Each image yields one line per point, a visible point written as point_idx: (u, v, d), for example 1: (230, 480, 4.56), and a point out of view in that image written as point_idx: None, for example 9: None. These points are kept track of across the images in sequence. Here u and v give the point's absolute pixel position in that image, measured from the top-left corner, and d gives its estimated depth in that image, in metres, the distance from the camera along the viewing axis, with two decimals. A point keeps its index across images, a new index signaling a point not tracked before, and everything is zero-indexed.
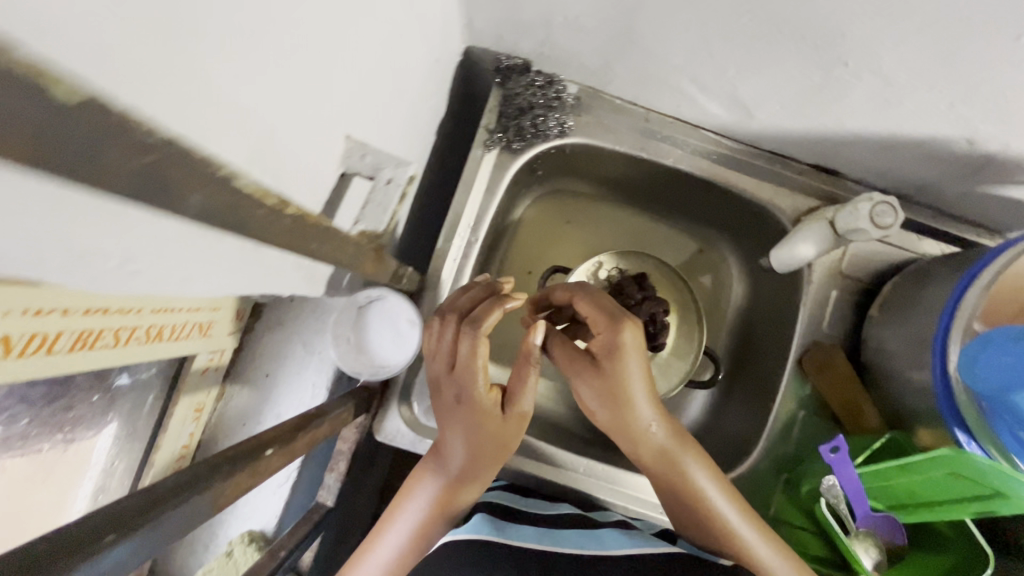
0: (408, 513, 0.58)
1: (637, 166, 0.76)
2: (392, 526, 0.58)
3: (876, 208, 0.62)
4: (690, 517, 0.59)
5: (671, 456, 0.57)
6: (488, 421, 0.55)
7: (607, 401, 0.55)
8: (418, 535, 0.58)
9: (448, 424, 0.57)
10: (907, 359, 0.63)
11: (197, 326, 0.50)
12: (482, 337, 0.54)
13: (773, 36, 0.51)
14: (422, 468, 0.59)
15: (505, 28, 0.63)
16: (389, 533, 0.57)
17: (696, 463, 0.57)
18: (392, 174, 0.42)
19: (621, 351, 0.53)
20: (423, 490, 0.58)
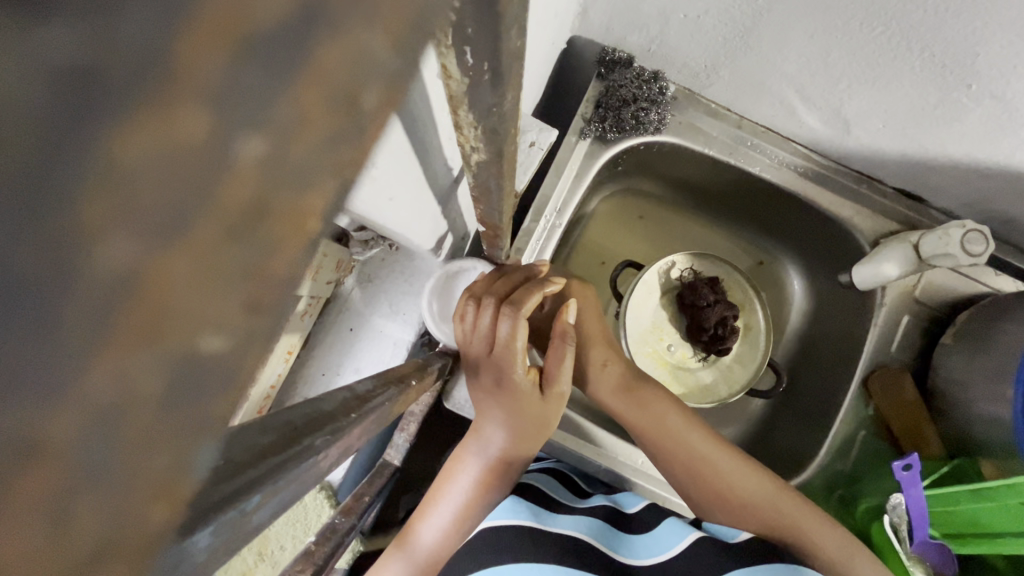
0: (457, 486, 0.57)
1: (719, 171, 0.77)
2: (442, 498, 0.57)
3: (967, 235, 0.63)
4: (734, 509, 0.60)
5: (663, 417, 0.62)
6: (530, 399, 0.55)
7: (580, 347, 0.65)
8: (470, 510, 0.57)
9: (491, 403, 0.56)
10: (981, 388, 0.63)
11: (310, 268, 0.51)
12: (525, 320, 0.52)
13: (900, 52, 0.52)
14: (465, 446, 0.58)
15: (619, 20, 0.64)
16: (440, 505, 0.57)
17: (680, 414, 0.63)
18: (535, 137, 0.43)
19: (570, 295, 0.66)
20: (470, 466, 0.57)
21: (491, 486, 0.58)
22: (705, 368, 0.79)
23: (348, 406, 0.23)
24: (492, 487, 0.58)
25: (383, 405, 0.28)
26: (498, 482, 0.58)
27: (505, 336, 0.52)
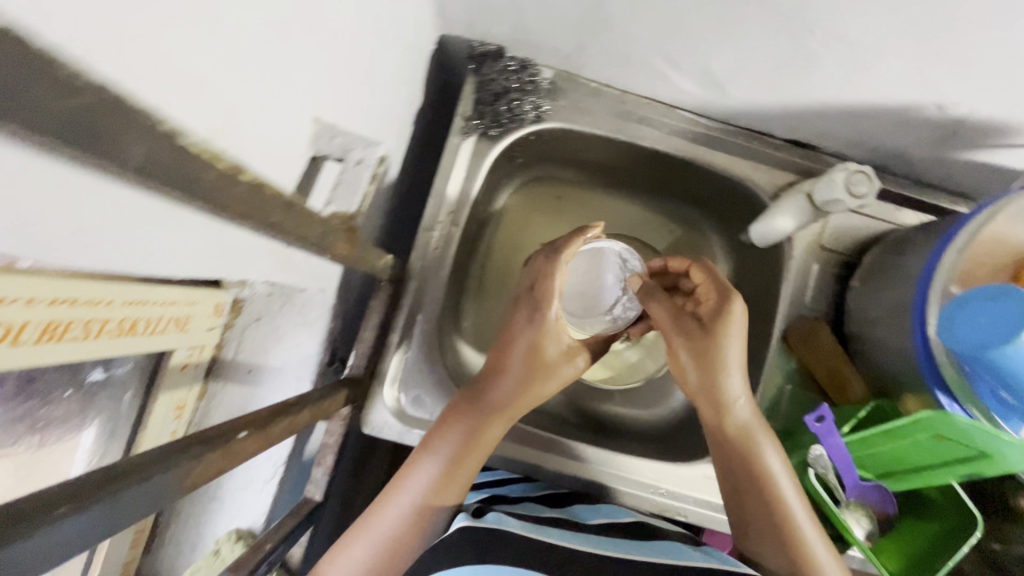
0: (436, 454, 0.57)
1: (615, 149, 0.76)
2: (417, 466, 0.57)
3: (851, 177, 0.63)
4: (754, 501, 0.55)
5: (747, 429, 0.57)
6: (548, 346, 0.60)
7: (700, 363, 0.57)
8: (444, 482, 0.56)
9: (508, 348, 0.60)
10: (889, 326, 0.64)
11: (174, 320, 0.49)
12: (558, 268, 0.62)
13: (740, 8, 0.51)
14: (458, 407, 0.60)
15: (476, 13, 0.63)
16: (415, 476, 0.56)
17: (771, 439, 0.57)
18: (361, 155, 0.42)
19: (728, 316, 0.58)
20: (457, 429, 0.58)
21: (471, 454, 0.57)
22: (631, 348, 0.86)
23: (78, 493, 0.22)
24: (473, 455, 0.58)
25: (167, 473, 0.27)
26: (479, 449, 0.58)
27: (545, 283, 0.62)
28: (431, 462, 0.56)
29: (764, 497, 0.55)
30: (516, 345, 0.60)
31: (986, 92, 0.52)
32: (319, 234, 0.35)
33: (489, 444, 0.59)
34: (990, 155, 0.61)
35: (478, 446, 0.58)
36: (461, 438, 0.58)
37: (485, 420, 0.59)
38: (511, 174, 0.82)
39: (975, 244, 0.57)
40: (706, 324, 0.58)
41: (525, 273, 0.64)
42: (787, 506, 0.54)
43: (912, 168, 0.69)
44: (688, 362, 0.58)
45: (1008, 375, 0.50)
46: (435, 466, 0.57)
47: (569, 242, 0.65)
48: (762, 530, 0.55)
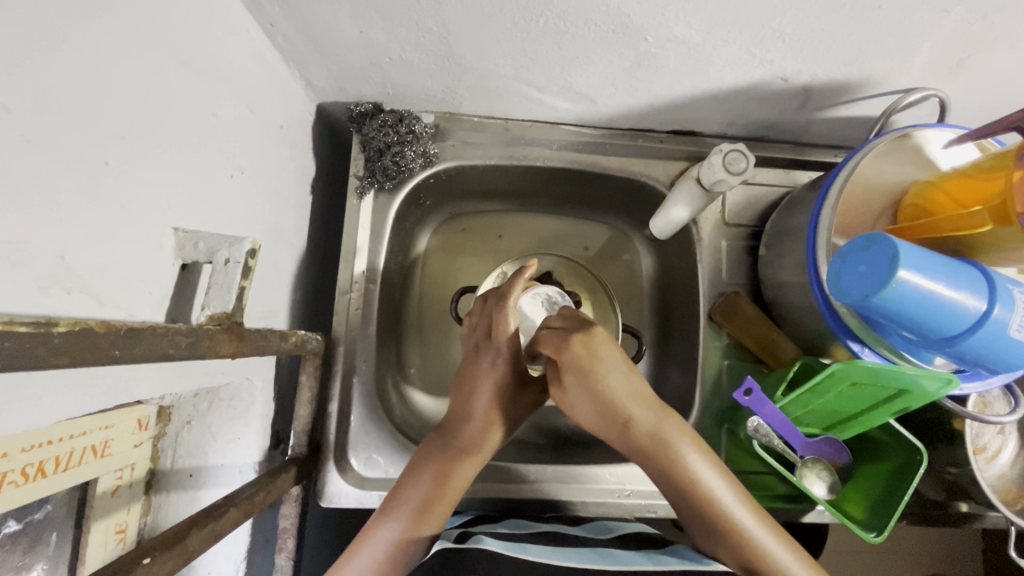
0: (411, 496, 0.59)
1: (514, 173, 0.79)
2: (387, 517, 0.57)
3: (727, 157, 0.66)
4: (684, 499, 0.57)
5: (664, 443, 0.57)
6: (509, 383, 0.65)
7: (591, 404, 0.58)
8: (415, 522, 0.57)
9: (472, 391, 0.65)
10: (797, 287, 0.66)
11: (90, 449, 0.49)
12: (511, 307, 0.64)
13: (575, 30, 0.53)
14: (427, 452, 0.63)
15: (342, 79, 0.65)
16: (387, 522, 0.57)
17: (692, 446, 0.57)
18: (228, 253, 0.44)
19: (586, 364, 0.57)
20: (428, 473, 0.60)
21: (440, 499, 0.59)
22: None
23: None
24: (444, 497, 0.60)
25: None
26: (448, 492, 0.60)
27: (500, 323, 0.65)
28: (395, 522, 0.57)
29: (694, 500, 0.56)
30: (483, 382, 0.65)
31: (816, 60, 0.56)
32: (188, 345, 0.35)
33: (459, 485, 0.61)
34: (845, 109, 0.65)
35: (447, 488, 0.60)
36: (435, 483, 0.60)
37: (461, 458, 0.62)
38: (423, 217, 0.84)
39: (847, 196, 0.60)
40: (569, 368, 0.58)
41: (474, 320, 0.68)
42: (720, 497, 0.56)
43: (787, 133, 0.73)
44: (586, 409, 0.59)
45: (896, 313, 0.51)
46: (396, 528, 0.56)
47: (513, 285, 0.66)
48: (704, 533, 0.57)
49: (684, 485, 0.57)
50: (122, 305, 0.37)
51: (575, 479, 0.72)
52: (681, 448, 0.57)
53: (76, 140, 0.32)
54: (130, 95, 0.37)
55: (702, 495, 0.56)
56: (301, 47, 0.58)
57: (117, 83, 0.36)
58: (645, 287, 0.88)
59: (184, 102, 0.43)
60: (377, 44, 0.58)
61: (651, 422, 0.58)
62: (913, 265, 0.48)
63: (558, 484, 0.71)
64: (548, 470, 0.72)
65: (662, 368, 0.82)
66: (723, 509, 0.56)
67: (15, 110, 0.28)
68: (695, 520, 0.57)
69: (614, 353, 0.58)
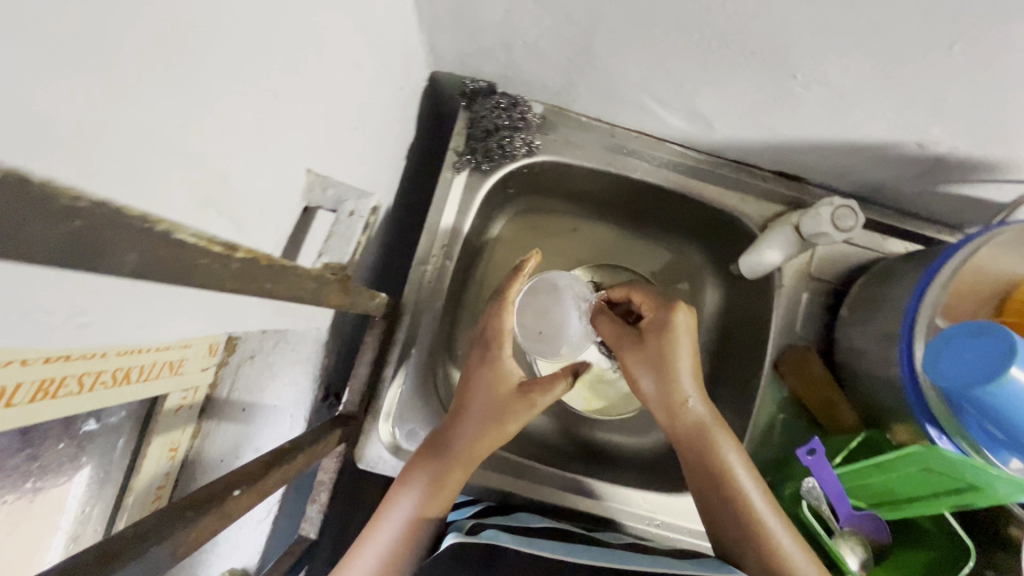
0: (407, 496, 0.58)
1: (607, 181, 0.78)
2: (388, 518, 0.56)
3: (837, 211, 0.63)
4: (714, 495, 0.57)
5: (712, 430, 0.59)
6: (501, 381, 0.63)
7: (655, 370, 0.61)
8: (414, 522, 0.56)
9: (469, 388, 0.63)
10: (878, 357, 0.64)
11: (168, 364, 0.49)
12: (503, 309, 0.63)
13: (724, 53, 0.52)
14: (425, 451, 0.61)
15: (467, 52, 0.65)
16: (387, 522, 0.56)
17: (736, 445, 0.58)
18: (354, 206, 0.42)
19: (672, 324, 0.61)
20: (423, 473, 0.59)
21: (434, 500, 0.58)
22: None
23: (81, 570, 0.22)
24: (438, 497, 0.58)
25: (160, 545, 0.27)
26: (443, 492, 0.59)
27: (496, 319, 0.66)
28: (391, 524, 0.56)
29: (726, 492, 0.56)
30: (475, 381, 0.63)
31: (963, 133, 0.53)
32: (313, 290, 0.35)
33: (453, 488, 0.59)
34: (969, 188, 0.63)
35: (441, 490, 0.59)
36: (428, 482, 0.58)
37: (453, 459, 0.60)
38: (503, 205, 0.83)
39: (958, 277, 0.58)
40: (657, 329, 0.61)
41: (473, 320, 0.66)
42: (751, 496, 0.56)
43: (896, 199, 0.71)
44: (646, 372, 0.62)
45: (996, 409, 0.49)
46: (393, 531, 0.55)
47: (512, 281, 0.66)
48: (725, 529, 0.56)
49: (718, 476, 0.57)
50: (253, 236, 0.37)
51: (605, 497, 0.71)
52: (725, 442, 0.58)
53: (257, 65, 0.32)
54: (303, 31, 0.37)
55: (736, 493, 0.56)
56: (440, 14, 0.58)
57: (294, 18, 0.36)
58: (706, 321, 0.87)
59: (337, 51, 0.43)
60: (516, 25, 0.57)
61: (706, 403, 0.60)
62: None
63: (587, 497, 0.71)
64: (581, 482, 0.72)
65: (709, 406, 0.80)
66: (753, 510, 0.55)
67: (222, 26, 0.28)
68: (723, 519, 0.56)
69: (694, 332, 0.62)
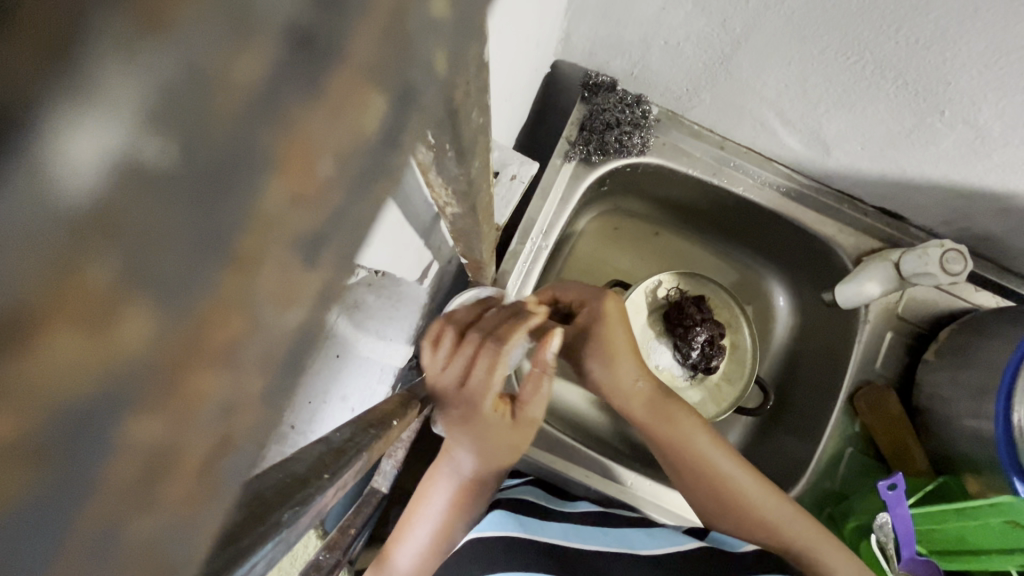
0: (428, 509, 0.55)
1: (704, 192, 0.78)
2: (415, 521, 0.55)
3: (946, 254, 0.64)
4: (700, 486, 0.61)
5: (677, 425, 0.60)
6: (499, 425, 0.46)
7: (601, 359, 0.60)
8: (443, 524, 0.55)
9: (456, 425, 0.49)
10: (964, 405, 0.64)
11: None
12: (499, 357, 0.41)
13: (876, 79, 0.53)
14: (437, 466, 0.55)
15: (601, 46, 0.66)
16: (415, 528, 0.55)
17: (693, 423, 0.61)
18: (517, 171, 0.43)
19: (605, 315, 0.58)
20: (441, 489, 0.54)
21: (458, 505, 0.55)
22: (692, 387, 0.78)
23: (326, 459, 0.23)
24: (457, 504, 0.54)
25: (364, 454, 0.28)
26: (465, 499, 0.55)
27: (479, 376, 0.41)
28: (419, 528, 0.55)
29: (712, 485, 0.60)
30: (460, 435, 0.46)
31: None
32: (487, 242, 0.37)
33: (481, 492, 0.55)
34: None
35: (464, 498, 0.55)
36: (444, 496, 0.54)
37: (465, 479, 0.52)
38: (594, 201, 0.84)
39: None
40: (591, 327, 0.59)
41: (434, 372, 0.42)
42: (736, 483, 0.60)
43: (996, 251, 0.71)
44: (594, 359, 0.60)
45: None
46: (422, 533, 0.55)
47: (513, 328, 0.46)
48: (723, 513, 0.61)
49: (700, 470, 0.60)
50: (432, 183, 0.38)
51: (662, 499, 0.72)
52: (692, 431, 0.61)
53: None
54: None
55: (724, 484, 0.60)
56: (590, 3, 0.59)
57: None
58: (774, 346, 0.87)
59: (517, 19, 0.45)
60: (667, 24, 0.58)
61: (650, 379, 0.62)
62: None
63: (645, 498, 0.72)
64: (640, 482, 0.72)
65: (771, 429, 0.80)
66: (742, 496, 0.60)
67: None
68: (718, 506, 0.61)
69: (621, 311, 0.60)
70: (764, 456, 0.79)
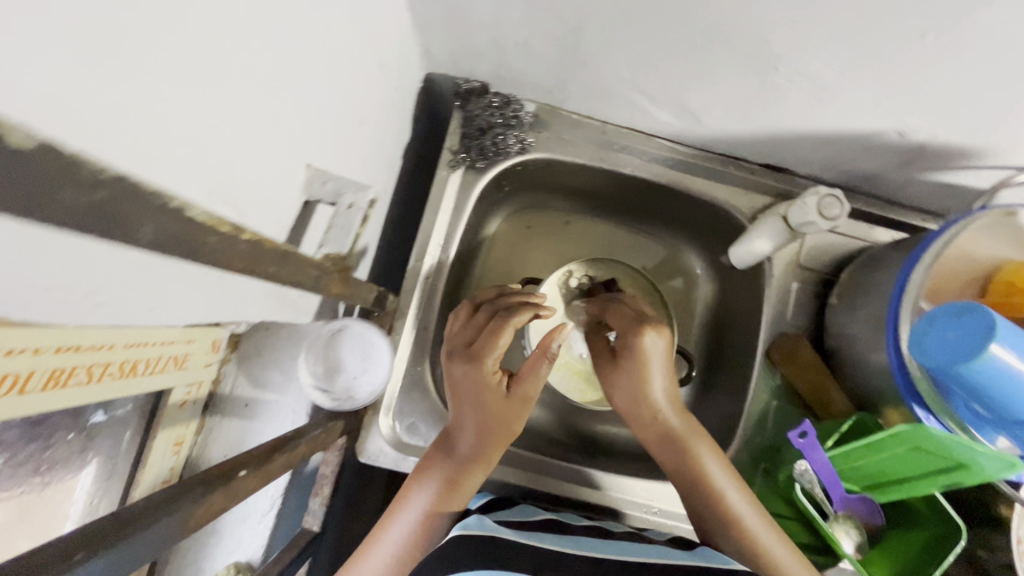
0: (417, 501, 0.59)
1: (599, 177, 0.80)
2: (398, 518, 0.58)
3: (823, 201, 0.65)
4: (688, 484, 0.63)
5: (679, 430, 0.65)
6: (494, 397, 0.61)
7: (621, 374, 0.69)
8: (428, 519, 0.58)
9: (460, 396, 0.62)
10: (867, 342, 0.66)
11: (172, 359, 0.51)
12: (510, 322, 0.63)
13: (708, 48, 0.54)
14: (429, 461, 0.62)
15: (461, 54, 0.66)
16: (396, 526, 0.57)
17: (700, 439, 0.64)
18: (353, 200, 0.44)
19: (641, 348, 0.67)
20: (436, 479, 0.60)
21: (451, 498, 0.60)
22: None
23: (96, 535, 0.24)
24: (452, 496, 0.60)
25: (174, 517, 0.28)
26: (456, 495, 0.60)
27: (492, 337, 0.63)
28: (402, 526, 0.57)
29: (699, 485, 0.62)
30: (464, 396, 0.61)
31: (940, 122, 0.55)
32: (314, 279, 0.37)
33: (469, 490, 0.61)
34: (954, 176, 0.64)
35: (457, 491, 0.60)
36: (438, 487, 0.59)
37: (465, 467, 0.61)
38: (499, 203, 0.85)
39: (943, 257, 0.59)
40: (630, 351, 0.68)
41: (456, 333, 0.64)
42: (730, 494, 0.60)
43: (880, 188, 0.73)
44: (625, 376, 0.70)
45: (977, 386, 0.52)
46: (405, 532, 0.57)
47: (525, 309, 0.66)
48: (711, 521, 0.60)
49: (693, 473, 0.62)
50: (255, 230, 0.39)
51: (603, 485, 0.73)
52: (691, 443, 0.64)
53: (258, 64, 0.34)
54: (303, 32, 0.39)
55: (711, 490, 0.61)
56: (433, 15, 0.60)
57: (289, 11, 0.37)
58: (700, 313, 0.88)
59: (336, 48, 0.45)
60: (508, 26, 0.59)
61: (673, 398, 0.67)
62: (1008, 342, 0.48)
63: (587, 486, 0.73)
64: (580, 472, 0.73)
65: (706, 395, 0.82)
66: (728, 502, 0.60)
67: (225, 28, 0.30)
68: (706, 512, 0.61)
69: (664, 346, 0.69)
70: (702, 422, 0.80)
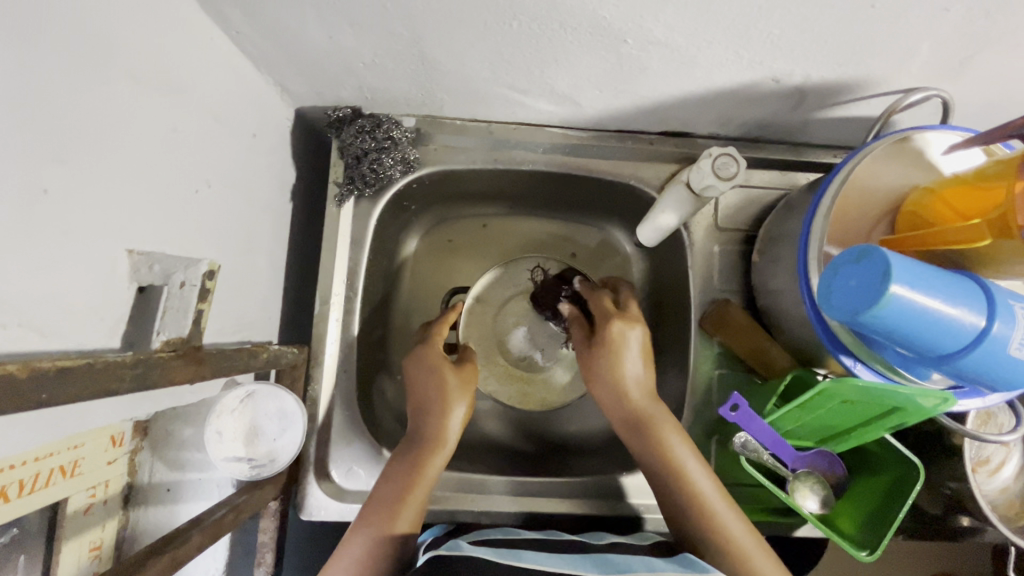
0: (381, 498, 0.59)
1: (501, 177, 0.77)
2: (362, 523, 0.57)
3: (717, 162, 0.63)
4: (656, 469, 0.61)
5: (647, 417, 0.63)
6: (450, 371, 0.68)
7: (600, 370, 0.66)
8: (391, 517, 0.57)
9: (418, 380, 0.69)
10: (790, 297, 0.64)
11: (57, 471, 0.47)
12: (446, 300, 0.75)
13: (550, 33, 0.51)
14: (393, 461, 0.63)
15: (318, 85, 0.63)
16: (361, 531, 0.56)
17: (671, 428, 0.62)
18: (184, 276, 0.45)
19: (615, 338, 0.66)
20: (398, 475, 0.61)
21: (415, 490, 0.60)
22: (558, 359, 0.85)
23: None
24: (415, 492, 0.60)
25: None
26: (420, 488, 0.60)
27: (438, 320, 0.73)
28: (367, 529, 0.56)
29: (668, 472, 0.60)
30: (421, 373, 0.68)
31: (808, 61, 0.52)
32: (137, 378, 0.35)
33: (431, 482, 0.61)
34: (846, 109, 0.62)
35: (420, 484, 0.60)
36: (402, 481, 0.60)
37: (427, 458, 0.62)
38: (410, 222, 0.82)
39: (841, 198, 0.57)
40: (602, 340, 0.66)
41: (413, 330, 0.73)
42: (696, 484, 0.59)
43: (782, 133, 0.70)
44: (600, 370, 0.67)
45: (890, 332, 0.48)
46: (371, 531, 0.56)
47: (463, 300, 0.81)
48: (677, 513, 0.59)
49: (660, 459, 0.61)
50: (71, 337, 0.37)
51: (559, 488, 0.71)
52: (662, 430, 0.62)
53: (6, 168, 0.31)
54: (73, 118, 0.36)
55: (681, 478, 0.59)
56: (270, 54, 0.56)
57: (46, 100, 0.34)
58: (637, 291, 0.86)
59: (138, 117, 0.42)
60: (348, 49, 0.55)
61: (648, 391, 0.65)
62: (906, 280, 0.46)
63: (543, 494, 0.71)
64: (535, 481, 0.72)
65: (654, 375, 0.80)
66: (696, 493, 0.58)
67: None
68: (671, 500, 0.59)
69: (640, 340, 0.66)
70: None
